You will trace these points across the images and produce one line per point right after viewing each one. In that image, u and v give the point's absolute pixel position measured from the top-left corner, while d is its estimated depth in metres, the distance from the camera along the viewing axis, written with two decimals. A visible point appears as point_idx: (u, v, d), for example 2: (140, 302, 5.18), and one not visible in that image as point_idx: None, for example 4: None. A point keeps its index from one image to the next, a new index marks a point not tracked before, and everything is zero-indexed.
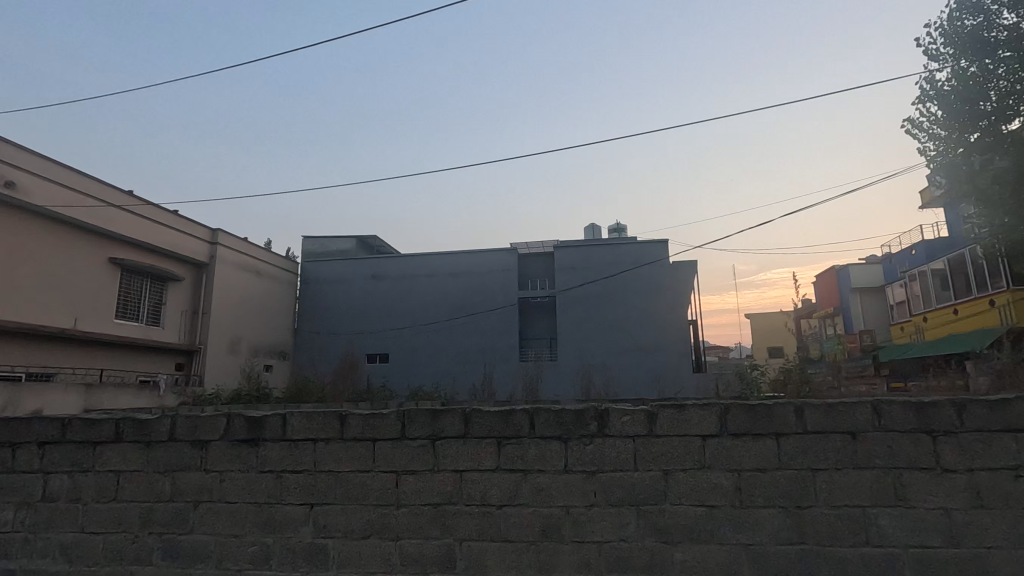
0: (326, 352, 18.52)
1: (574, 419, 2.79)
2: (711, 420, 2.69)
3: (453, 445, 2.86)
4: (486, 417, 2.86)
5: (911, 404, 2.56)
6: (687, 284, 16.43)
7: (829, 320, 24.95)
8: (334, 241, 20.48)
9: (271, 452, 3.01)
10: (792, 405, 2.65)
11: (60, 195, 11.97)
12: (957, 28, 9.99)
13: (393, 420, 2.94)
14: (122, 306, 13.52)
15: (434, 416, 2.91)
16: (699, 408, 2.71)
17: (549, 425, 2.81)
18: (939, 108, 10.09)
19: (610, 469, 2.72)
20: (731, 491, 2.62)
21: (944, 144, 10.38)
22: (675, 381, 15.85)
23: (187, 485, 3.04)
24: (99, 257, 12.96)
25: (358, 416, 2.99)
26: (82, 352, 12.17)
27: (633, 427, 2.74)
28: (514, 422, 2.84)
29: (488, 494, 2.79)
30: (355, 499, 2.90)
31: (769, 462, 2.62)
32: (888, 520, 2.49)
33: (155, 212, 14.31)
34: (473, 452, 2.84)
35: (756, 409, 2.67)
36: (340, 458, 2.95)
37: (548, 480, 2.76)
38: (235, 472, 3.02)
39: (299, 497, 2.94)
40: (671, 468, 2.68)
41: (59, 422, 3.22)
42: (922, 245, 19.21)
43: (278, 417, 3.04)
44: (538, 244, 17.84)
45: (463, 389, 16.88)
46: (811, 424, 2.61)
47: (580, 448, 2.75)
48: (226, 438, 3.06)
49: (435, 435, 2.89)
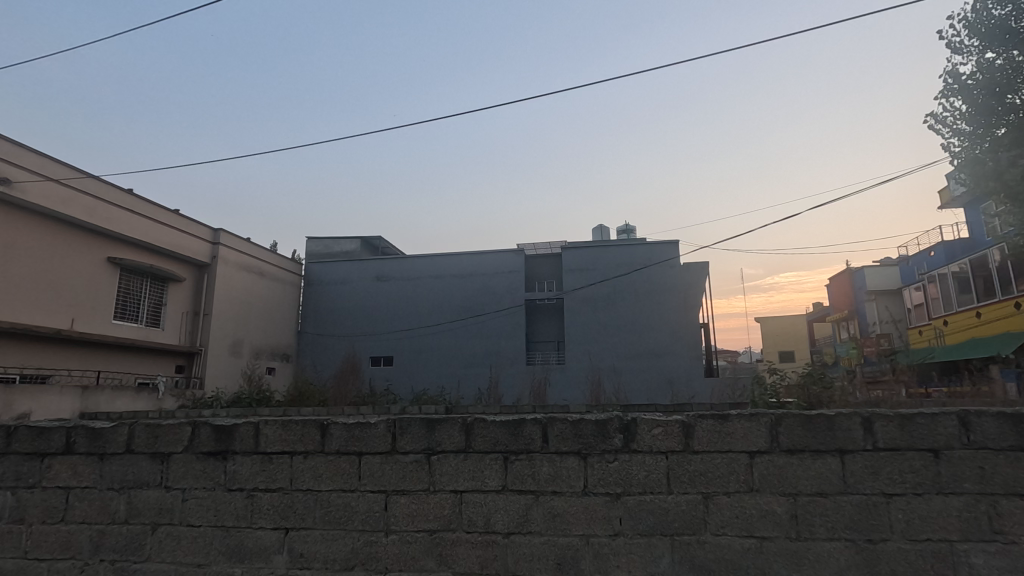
0: (330, 355, 18.11)
1: (596, 431, 2.35)
2: (760, 433, 2.24)
3: (453, 460, 2.43)
4: (490, 428, 2.43)
5: (1008, 416, 2.10)
6: (699, 286, 15.94)
7: (844, 323, 24.33)
8: (338, 241, 20.14)
9: (241, 467, 2.60)
10: (859, 416, 2.20)
11: (57, 193, 11.65)
12: (984, 18, 9.41)
13: (382, 431, 2.52)
14: (121, 307, 13.21)
15: (430, 427, 2.48)
16: (745, 417, 2.27)
17: (564, 439, 2.37)
18: (964, 103, 9.51)
19: (638, 491, 2.28)
20: (786, 519, 2.17)
21: (969, 141, 9.79)
22: (688, 385, 15.28)
23: (145, 504, 2.63)
24: (96, 256, 12.64)
25: (341, 426, 2.56)
26: (78, 353, 11.83)
27: (667, 442, 2.29)
28: (524, 434, 2.40)
29: (492, 520, 2.36)
30: (336, 524, 2.47)
31: (832, 485, 2.17)
32: (982, 558, 2.04)
33: (155, 211, 14.01)
34: (475, 469, 2.41)
35: (815, 419, 2.23)
36: (321, 476, 2.53)
37: (564, 504, 2.32)
38: (199, 490, 2.61)
39: (272, 521, 2.52)
40: (712, 491, 2.24)
41: (4, 432, 2.83)
42: (942, 247, 18.65)
43: (249, 427, 2.62)
44: (545, 244, 17.41)
45: (468, 393, 16.43)
46: (883, 439, 2.16)
47: (602, 465, 2.32)
48: (190, 450, 2.65)
49: (431, 448, 2.46)
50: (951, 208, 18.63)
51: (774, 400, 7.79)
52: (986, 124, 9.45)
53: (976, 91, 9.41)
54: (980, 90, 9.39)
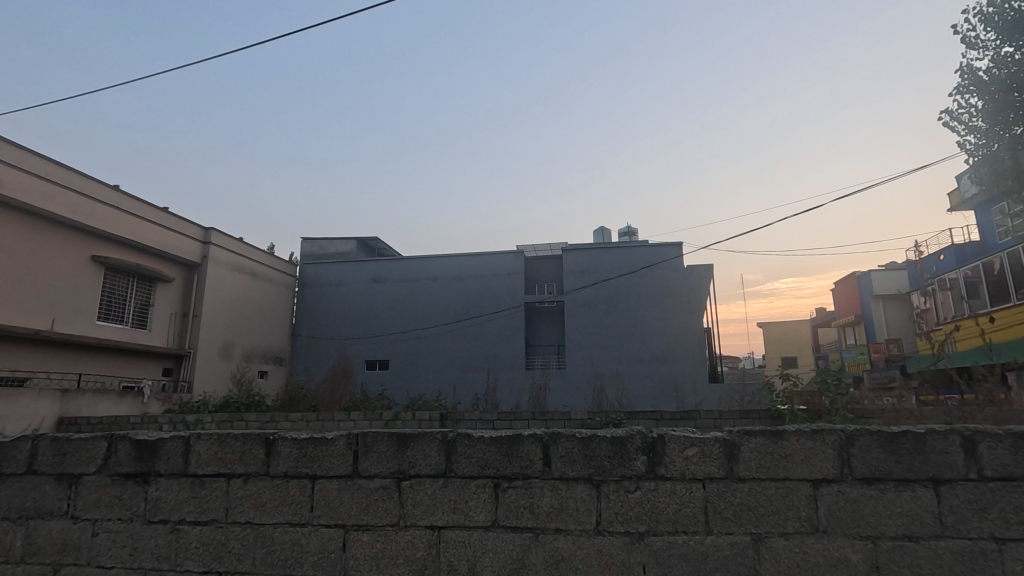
0: (323, 359, 17.53)
1: (612, 451, 1.84)
2: (826, 456, 1.73)
3: (429, 487, 1.92)
4: (476, 445, 1.91)
5: None
6: (704, 289, 15.39)
7: (849, 328, 23.78)
8: (333, 242, 19.57)
9: (166, 494, 2.07)
10: (958, 435, 1.68)
11: (38, 188, 11.12)
12: (1005, 10, 8.42)
13: (341, 448, 2.01)
14: (105, 307, 12.69)
15: (402, 445, 1.97)
16: (806, 434, 1.76)
17: (571, 461, 1.85)
18: (978, 101, 8.43)
19: (666, 530, 1.76)
20: (864, 572, 1.65)
21: (984, 140, 8.66)
22: (693, 391, 14.70)
23: (47, 539, 2.11)
24: (79, 255, 12.11)
25: (290, 442, 2.04)
26: (58, 355, 11.30)
27: (706, 466, 1.78)
28: (521, 455, 1.89)
29: (479, 564, 1.83)
30: (281, 568, 1.95)
31: (924, 527, 1.65)
32: None
33: (143, 209, 13.51)
34: (457, 499, 1.89)
35: (900, 438, 1.71)
36: (263, 505, 2.00)
37: (570, 545, 1.80)
38: (113, 522, 2.08)
39: (202, 563, 1.99)
40: (763, 531, 1.72)
41: None
42: (952, 250, 18.13)
43: (178, 442, 2.11)
44: (546, 246, 16.91)
45: (466, 398, 15.85)
46: (991, 466, 1.65)
47: (619, 495, 1.80)
48: (105, 471, 2.13)
49: (402, 471, 1.95)
50: (962, 210, 18.12)
51: (793, 412, 7.10)
52: (1004, 118, 8.27)
53: (991, 88, 8.31)
54: (997, 81, 8.24)
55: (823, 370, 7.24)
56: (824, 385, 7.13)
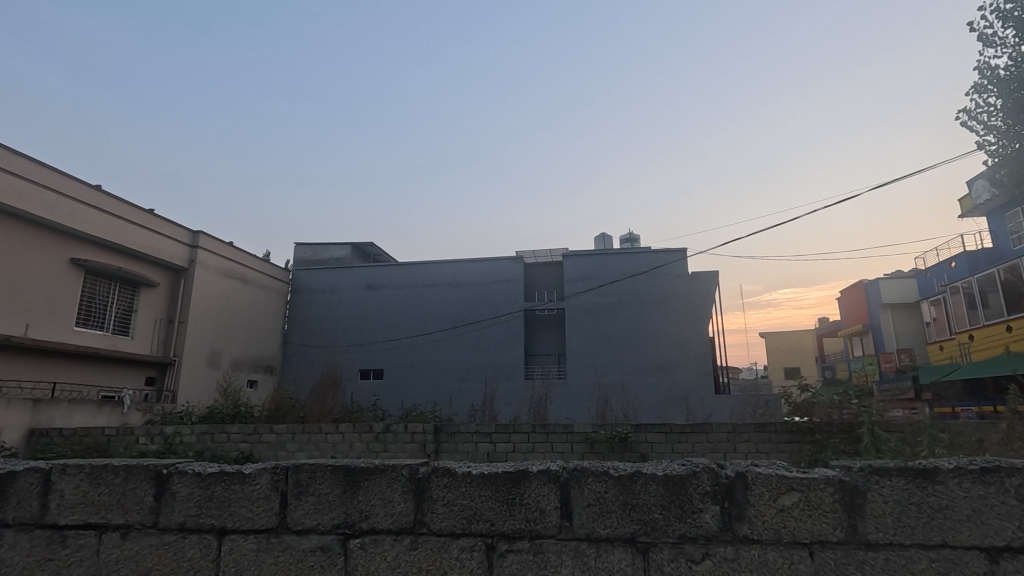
0: (314, 368, 16.81)
1: (667, 496, 1.21)
2: (1008, 513, 1.11)
3: (388, 550, 1.28)
4: (457, 483, 1.29)
5: None
6: (710, 296, 14.74)
7: (857, 339, 23.11)
8: (327, 247, 18.93)
9: (11, 554, 1.43)
10: None
11: (13, 186, 10.49)
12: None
13: (263, 488, 1.37)
14: (85, 313, 12.02)
15: (352, 485, 1.34)
16: (974, 476, 1.12)
17: (600, 509, 1.23)
18: (996, 98, 7.57)
19: None
20: None
21: (1005, 141, 7.66)
22: (701, 403, 13.97)
23: None
24: (56, 257, 11.44)
25: (189, 478, 1.41)
26: (30, 363, 10.63)
27: (815, 523, 1.15)
28: (527, 499, 1.26)
29: None
30: None
31: None
32: None
33: (126, 210, 12.87)
34: (429, 570, 1.25)
35: None
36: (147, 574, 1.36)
37: None
38: None
39: None
40: None
41: None
42: (964, 257, 17.43)
43: (34, 478, 1.47)
44: (545, 251, 16.36)
45: (464, 408, 15.13)
46: None
47: (679, 567, 1.17)
48: None
49: (350, 525, 1.32)
50: (973, 217, 17.54)
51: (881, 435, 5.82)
52: None
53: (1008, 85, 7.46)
54: (1015, 75, 7.26)
55: (844, 381, 6.47)
56: (844, 397, 6.33)
